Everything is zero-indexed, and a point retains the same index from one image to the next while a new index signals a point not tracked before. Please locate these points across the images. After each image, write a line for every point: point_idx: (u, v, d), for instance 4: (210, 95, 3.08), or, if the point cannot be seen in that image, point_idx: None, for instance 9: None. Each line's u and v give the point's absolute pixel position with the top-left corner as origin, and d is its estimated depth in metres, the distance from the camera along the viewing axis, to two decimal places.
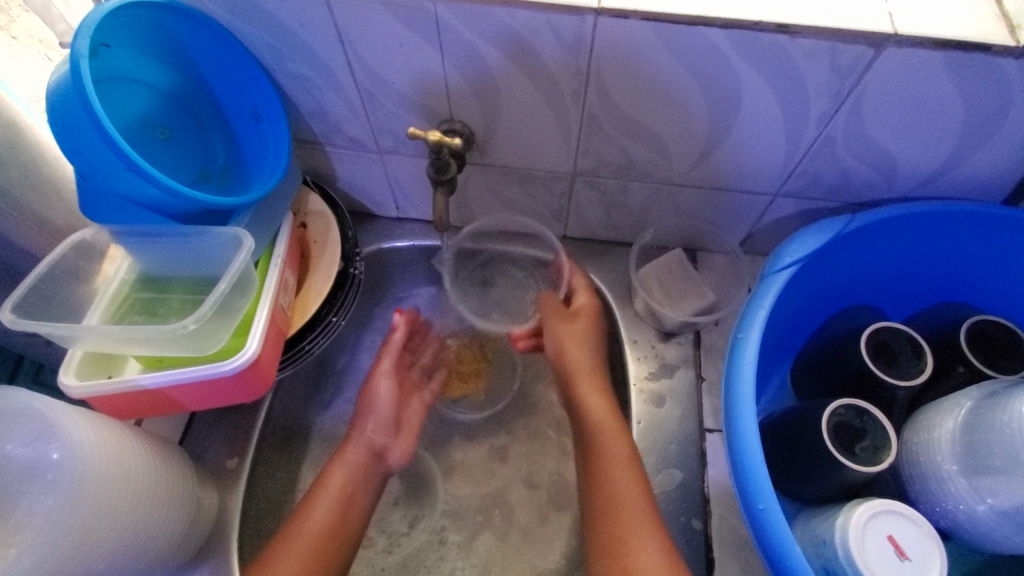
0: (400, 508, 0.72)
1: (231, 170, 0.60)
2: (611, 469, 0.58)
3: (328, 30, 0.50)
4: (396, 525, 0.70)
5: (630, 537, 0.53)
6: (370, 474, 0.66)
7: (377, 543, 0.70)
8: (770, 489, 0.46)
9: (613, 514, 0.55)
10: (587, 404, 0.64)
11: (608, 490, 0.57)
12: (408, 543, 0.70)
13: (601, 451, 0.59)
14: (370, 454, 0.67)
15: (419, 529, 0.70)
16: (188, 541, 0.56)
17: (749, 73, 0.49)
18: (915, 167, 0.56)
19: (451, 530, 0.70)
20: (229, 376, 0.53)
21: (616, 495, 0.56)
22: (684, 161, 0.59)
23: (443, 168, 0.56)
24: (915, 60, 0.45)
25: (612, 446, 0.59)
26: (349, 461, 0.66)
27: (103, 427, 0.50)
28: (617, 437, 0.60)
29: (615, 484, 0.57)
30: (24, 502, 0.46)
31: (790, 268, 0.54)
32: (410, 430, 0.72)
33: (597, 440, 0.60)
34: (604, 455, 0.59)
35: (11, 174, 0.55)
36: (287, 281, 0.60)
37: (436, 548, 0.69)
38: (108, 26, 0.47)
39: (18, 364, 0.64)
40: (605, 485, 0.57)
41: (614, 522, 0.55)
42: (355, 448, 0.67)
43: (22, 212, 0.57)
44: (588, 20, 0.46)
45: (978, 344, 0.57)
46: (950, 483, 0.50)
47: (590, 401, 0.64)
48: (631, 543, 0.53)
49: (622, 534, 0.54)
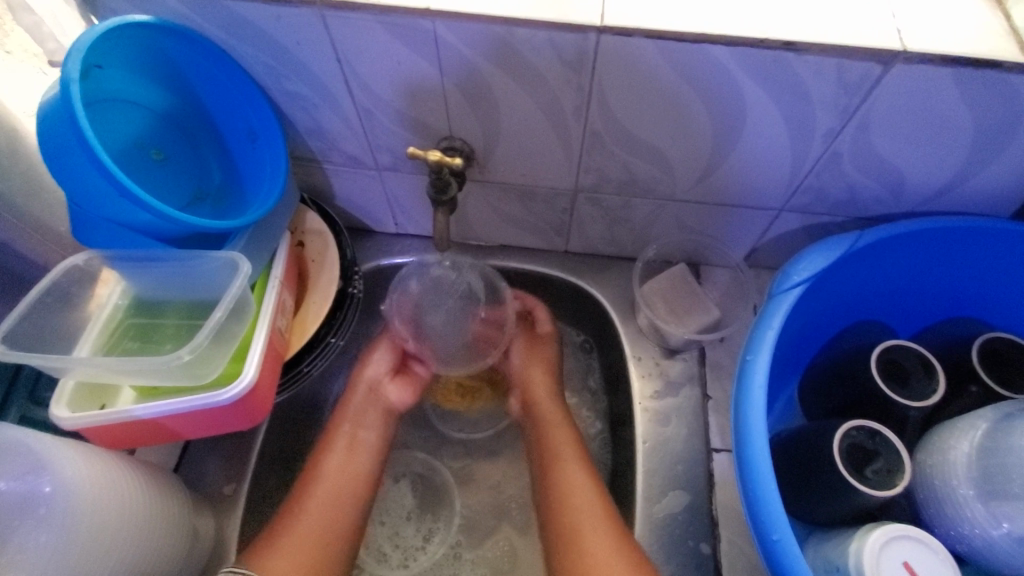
0: (415, 521, 0.71)
1: (226, 190, 0.59)
2: (559, 458, 0.64)
3: (325, 49, 0.49)
4: (410, 540, 0.70)
5: (585, 518, 0.58)
6: (366, 426, 0.68)
7: (392, 557, 0.69)
8: (784, 519, 0.45)
9: (565, 500, 0.61)
10: (553, 431, 0.67)
11: (566, 501, 0.60)
12: (424, 558, 0.69)
13: (552, 460, 0.64)
14: (367, 403, 0.69)
15: (434, 542, 0.69)
16: (186, 567, 0.55)
17: (754, 88, 0.48)
18: (923, 182, 0.55)
19: (465, 546, 0.69)
20: (225, 405, 0.52)
21: (567, 480, 0.62)
22: (688, 176, 0.58)
23: (443, 188, 0.55)
24: (923, 76, 0.45)
25: (562, 438, 0.66)
26: (351, 414, 0.68)
27: (96, 459, 0.49)
28: (563, 432, 0.66)
29: (563, 472, 0.63)
30: (16, 537, 0.44)
31: (799, 286, 0.53)
32: (415, 376, 0.74)
33: (539, 437, 0.67)
34: (566, 483, 0.62)
35: (13, 181, 0.55)
36: (285, 303, 0.59)
37: (451, 563, 0.68)
38: (101, 48, 0.46)
39: (16, 372, 0.62)
40: (565, 508, 0.60)
41: (567, 509, 0.60)
42: (355, 399, 0.69)
43: (23, 220, 0.58)
44: (591, 37, 0.45)
45: (989, 361, 0.56)
46: (967, 508, 0.49)
47: (557, 438, 0.66)
48: (587, 526, 0.57)
49: (575, 518, 0.59)
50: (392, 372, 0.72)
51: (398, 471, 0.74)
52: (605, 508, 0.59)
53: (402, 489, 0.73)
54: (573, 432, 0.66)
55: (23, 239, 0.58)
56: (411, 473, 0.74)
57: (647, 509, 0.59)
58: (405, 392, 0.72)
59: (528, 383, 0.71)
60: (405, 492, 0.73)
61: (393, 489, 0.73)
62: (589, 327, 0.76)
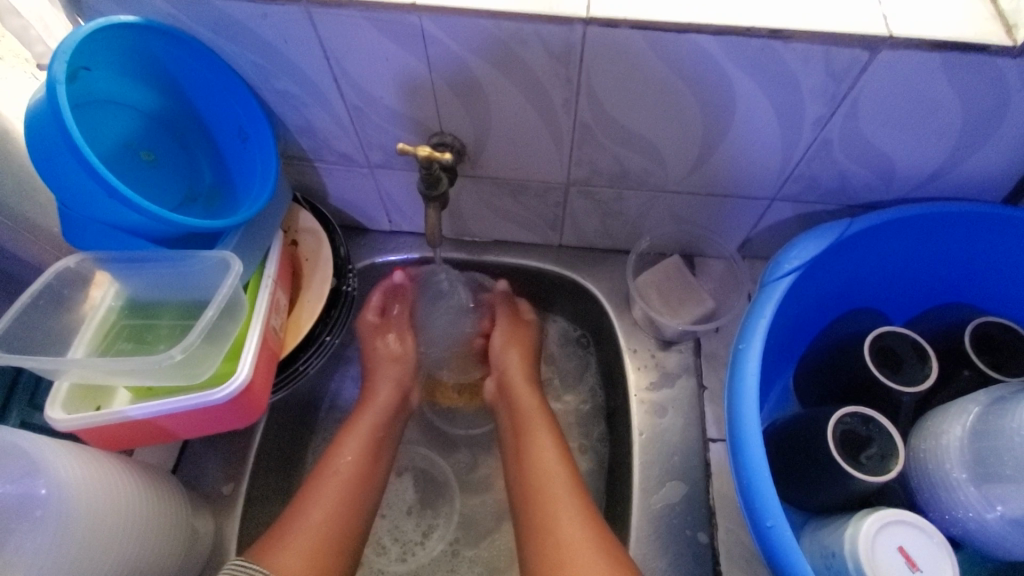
0: (415, 516, 0.71)
1: (219, 190, 0.59)
2: (532, 442, 0.64)
3: (313, 47, 0.49)
4: (410, 535, 0.70)
5: (557, 496, 0.59)
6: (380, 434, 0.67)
7: (391, 551, 0.69)
8: (777, 505, 0.45)
9: (534, 482, 0.61)
10: (527, 411, 0.67)
11: (538, 490, 0.60)
12: (423, 553, 0.69)
13: (528, 440, 0.65)
14: (392, 402, 0.70)
15: (433, 539, 0.70)
16: (185, 567, 0.55)
17: (742, 77, 0.48)
18: (914, 168, 0.55)
19: (463, 543, 0.70)
20: (219, 404, 0.52)
21: (540, 461, 0.62)
22: (679, 166, 0.58)
23: (434, 183, 0.55)
24: (909, 62, 0.45)
25: (534, 420, 0.66)
26: (377, 408, 0.68)
27: (91, 460, 0.49)
28: (535, 411, 0.67)
29: (537, 454, 0.63)
30: (14, 539, 0.44)
31: (790, 275, 0.53)
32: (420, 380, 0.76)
33: (512, 420, 0.68)
34: (535, 469, 0.62)
35: (5, 183, 0.55)
36: (279, 301, 0.59)
37: (449, 560, 0.69)
38: (88, 48, 0.46)
39: (15, 379, 0.61)
40: (536, 499, 0.60)
41: (533, 491, 0.61)
42: (383, 395, 0.70)
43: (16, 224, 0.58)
44: (577, 29, 0.45)
45: (982, 346, 0.56)
46: (960, 491, 0.50)
47: (528, 412, 0.67)
48: (559, 505, 0.58)
49: (542, 498, 0.59)
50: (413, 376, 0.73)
51: (401, 467, 0.74)
52: (576, 487, 0.60)
53: (407, 489, 0.73)
54: (546, 417, 0.67)
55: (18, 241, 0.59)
56: (414, 468, 0.74)
57: (644, 499, 0.60)
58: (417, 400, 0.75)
59: (505, 370, 0.72)
60: (406, 489, 0.73)
61: (394, 484, 0.73)
62: (586, 323, 0.76)
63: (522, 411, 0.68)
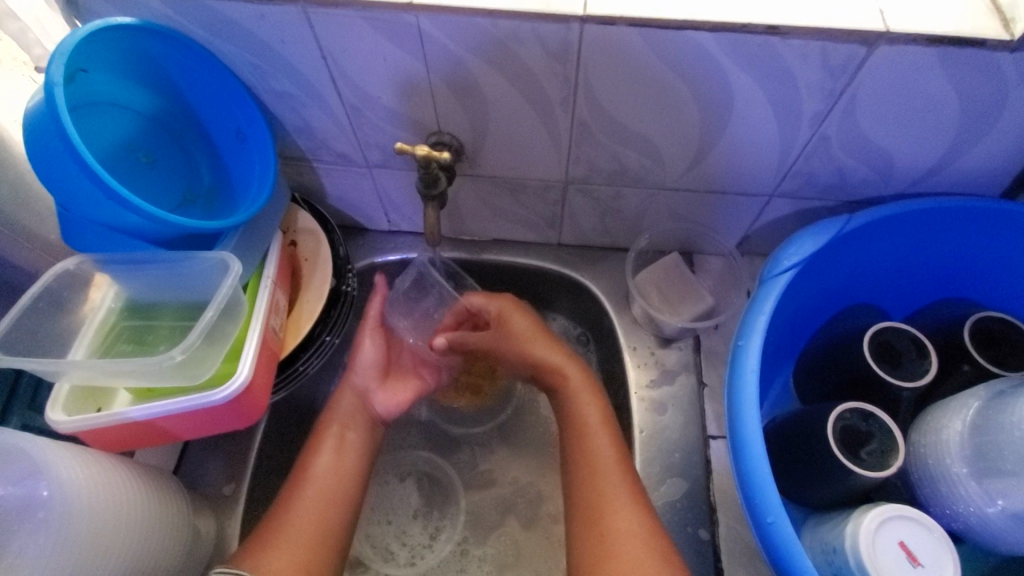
0: (421, 520, 0.71)
1: (217, 191, 0.59)
2: (587, 426, 0.61)
3: (311, 47, 0.49)
4: (417, 538, 0.70)
5: (597, 488, 0.57)
6: (355, 428, 0.65)
7: (400, 555, 0.69)
8: (777, 501, 0.45)
9: (586, 468, 0.59)
10: (572, 394, 0.63)
11: (587, 475, 0.58)
12: (432, 555, 0.69)
13: (577, 421, 0.62)
14: (354, 409, 0.66)
15: (441, 540, 0.70)
16: (187, 567, 0.55)
17: (739, 73, 0.48)
18: (913, 162, 0.55)
19: (472, 542, 0.70)
20: (220, 404, 0.52)
21: (591, 449, 0.59)
22: (678, 164, 0.58)
23: (432, 182, 0.56)
24: (907, 57, 0.45)
25: (567, 406, 0.64)
26: (337, 414, 0.65)
27: (92, 462, 0.49)
28: (584, 393, 0.63)
29: (590, 440, 0.60)
30: (17, 541, 0.44)
31: (788, 272, 0.53)
32: (405, 384, 0.69)
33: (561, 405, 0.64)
34: (587, 456, 0.59)
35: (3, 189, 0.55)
36: (278, 301, 0.59)
37: (458, 561, 0.69)
38: (86, 50, 0.46)
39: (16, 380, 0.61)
40: (583, 485, 0.58)
41: (588, 478, 0.58)
42: (343, 404, 0.66)
43: (17, 229, 0.58)
44: (574, 28, 0.45)
45: (982, 341, 0.56)
46: (961, 486, 0.49)
47: (579, 395, 0.63)
48: (604, 497, 0.56)
49: (596, 485, 0.57)
50: (380, 379, 0.68)
51: (403, 467, 0.74)
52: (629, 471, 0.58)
53: (409, 488, 0.73)
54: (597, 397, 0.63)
55: (16, 249, 0.58)
56: (417, 472, 0.74)
57: (646, 497, 0.60)
58: (395, 400, 0.67)
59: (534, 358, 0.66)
60: (408, 488, 0.73)
61: (400, 488, 0.73)
62: (587, 321, 0.76)
63: (569, 400, 0.63)
